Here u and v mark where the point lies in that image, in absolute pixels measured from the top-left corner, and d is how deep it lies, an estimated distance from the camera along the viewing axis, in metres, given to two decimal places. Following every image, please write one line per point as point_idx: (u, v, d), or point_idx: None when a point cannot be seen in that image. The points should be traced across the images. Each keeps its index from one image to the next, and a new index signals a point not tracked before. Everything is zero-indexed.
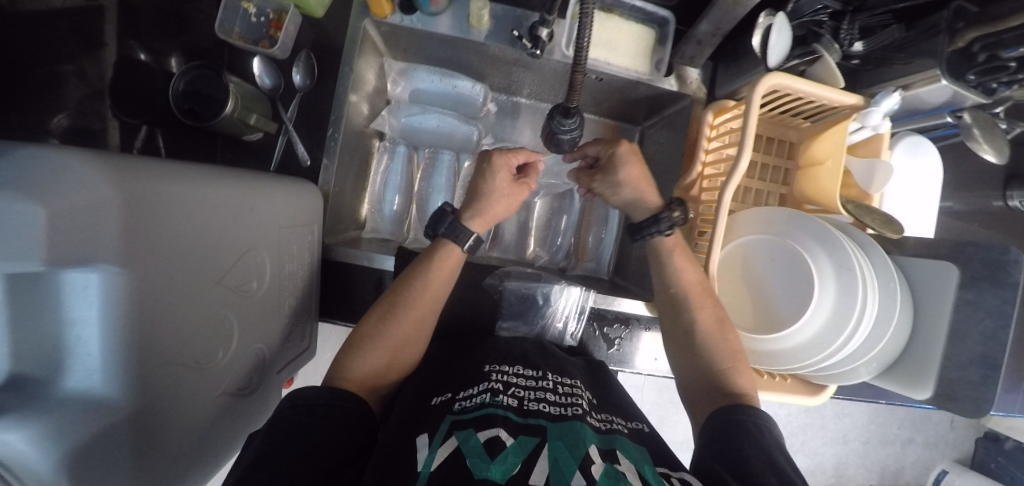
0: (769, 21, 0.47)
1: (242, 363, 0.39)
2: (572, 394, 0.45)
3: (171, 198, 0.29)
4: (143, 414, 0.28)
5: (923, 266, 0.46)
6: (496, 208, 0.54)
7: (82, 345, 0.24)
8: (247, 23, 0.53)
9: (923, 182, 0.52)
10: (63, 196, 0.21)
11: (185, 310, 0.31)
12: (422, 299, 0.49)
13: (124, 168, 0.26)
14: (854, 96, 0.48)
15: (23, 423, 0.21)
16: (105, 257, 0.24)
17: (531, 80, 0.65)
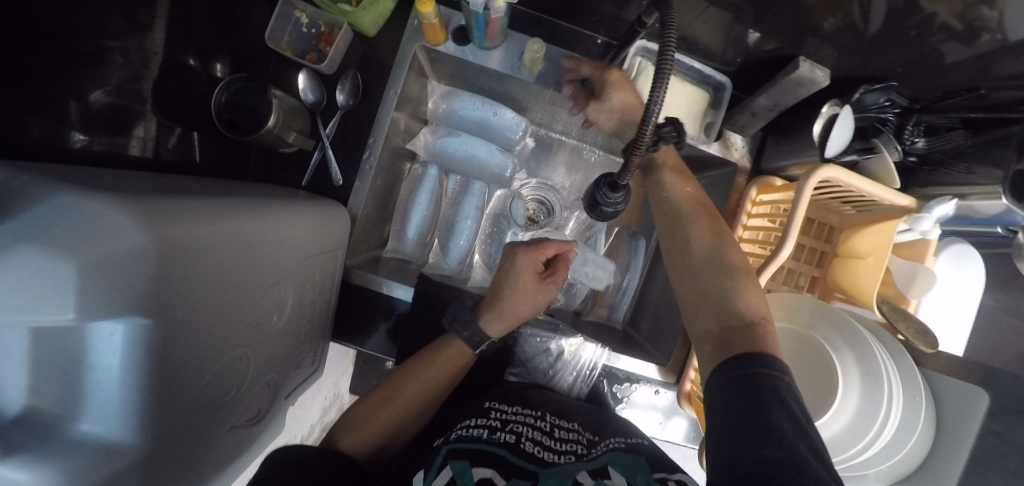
0: (834, 111, 0.46)
1: (255, 390, 0.40)
2: (569, 438, 0.45)
3: (203, 241, 0.29)
4: (154, 456, 0.27)
5: (947, 383, 0.45)
6: (516, 310, 0.53)
7: (100, 391, 0.24)
8: (298, 33, 0.53)
9: (963, 294, 0.51)
10: (93, 246, 0.21)
11: (205, 346, 0.31)
12: (426, 383, 0.50)
13: (156, 212, 0.26)
14: (910, 198, 0.46)
15: (35, 463, 0.21)
16: (132, 308, 0.24)
17: (575, 122, 0.63)
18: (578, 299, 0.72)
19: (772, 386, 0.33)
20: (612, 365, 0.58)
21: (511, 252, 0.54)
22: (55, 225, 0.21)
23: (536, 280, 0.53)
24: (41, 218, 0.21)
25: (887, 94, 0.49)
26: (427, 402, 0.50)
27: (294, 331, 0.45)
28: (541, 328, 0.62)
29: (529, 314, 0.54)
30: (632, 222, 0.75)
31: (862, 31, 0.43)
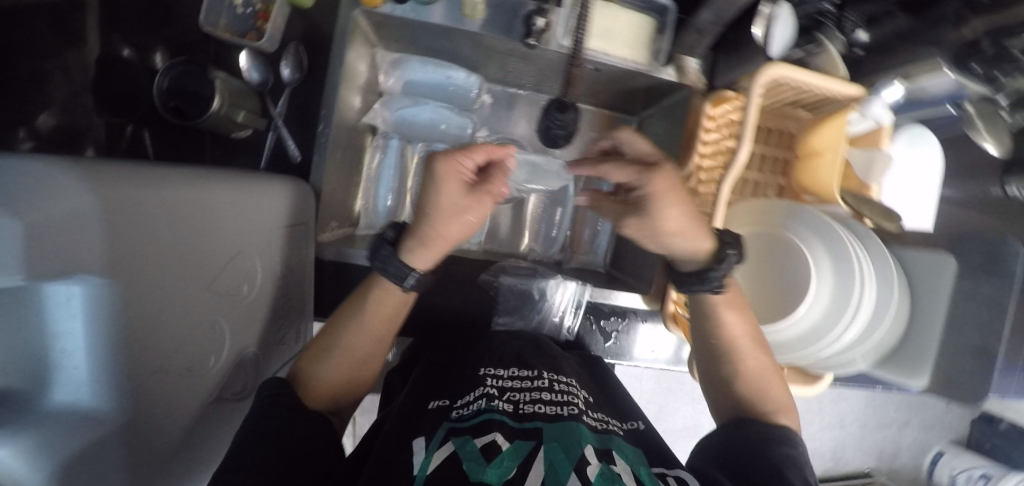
0: (771, 11, 0.45)
1: (233, 363, 0.39)
2: (567, 392, 0.46)
3: (157, 203, 0.28)
4: (134, 424, 0.27)
5: (919, 257, 0.46)
6: (445, 234, 0.41)
7: (68, 358, 0.22)
8: (233, 15, 0.52)
9: (920, 173, 0.55)
10: (36, 205, 0.19)
11: (174, 314, 0.30)
12: (371, 328, 0.46)
13: (102, 170, 0.25)
14: (857, 86, 0.47)
15: (14, 435, 0.19)
16: (91, 266, 0.22)
17: (527, 71, 0.64)
18: (557, 248, 0.73)
19: (767, 448, 0.41)
20: (597, 301, 0.61)
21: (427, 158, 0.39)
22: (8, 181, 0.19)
23: (461, 189, 0.39)
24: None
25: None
26: (376, 350, 0.47)
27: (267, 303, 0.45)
28: (522, 277, 0.65)
29: (461, 239, 0.43)
30: None
31: None
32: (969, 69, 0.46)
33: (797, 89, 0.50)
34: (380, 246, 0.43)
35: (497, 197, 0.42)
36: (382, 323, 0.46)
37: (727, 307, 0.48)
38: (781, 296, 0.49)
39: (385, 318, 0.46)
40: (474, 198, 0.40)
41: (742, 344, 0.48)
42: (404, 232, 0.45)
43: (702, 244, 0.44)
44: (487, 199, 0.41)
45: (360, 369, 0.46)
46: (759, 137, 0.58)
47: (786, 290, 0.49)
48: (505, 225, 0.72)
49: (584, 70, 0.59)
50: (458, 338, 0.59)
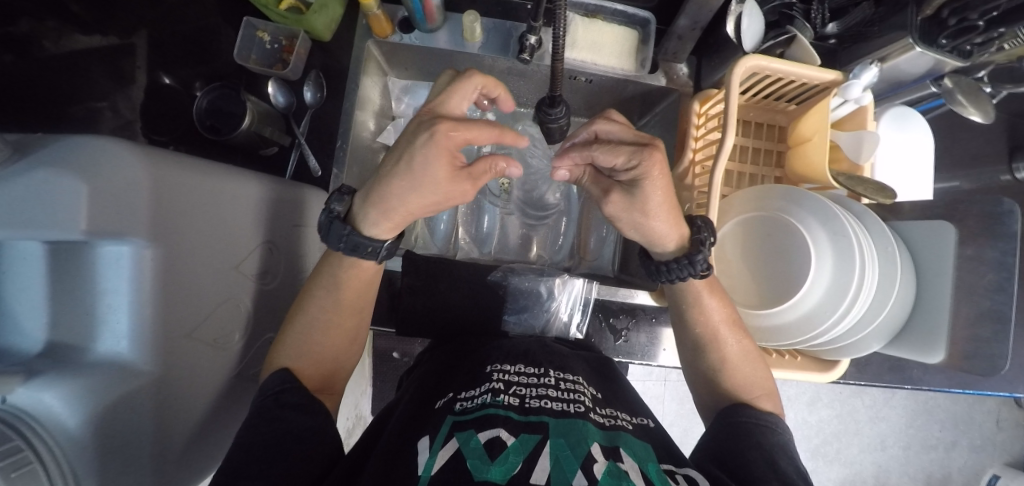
0: (739, 9, 0.51)
1: (254, 348, 0.46)
2: (574, 390, 0.45)
3: (194, 190, 0.36)
4: (165, 379, 0.33)
5: (920, 229, 0.49)
6: (410, 207, 0.41)
7: (113, 312, 0.30)
8: (262, 50, 0.61)
9: (915, 151, 0.57)
10: (104, 176, 0.27)
11: (201, 287, 0.37)
12: (339, 314, 0.47)
13: (158, 156, 0.32)
14: (833, 72, 0.50)
15: (53, 386, 0.27)
16: (136, 233, 0.30)
17: (526, 90, 0.69)
18: (562, 256, 0.74)
19: (760, 434, 0.42)
20: (604, 298, 0.61)
21: (428, 124, 0.38)
22: (70, 157, 0.26)
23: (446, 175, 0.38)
24: (60, 152, 0.27)
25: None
26: (348, 332, 0.49)
27: (286, 293, 0.51)
28: (530, 274, 0.67)
29: (424, 213, 0.42)
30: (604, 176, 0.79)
31: None
32: (937, 44, 0.51)
33: (777, 80, 0.53)
34: (331, 222, 0.44)
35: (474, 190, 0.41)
36: (353, 299, 0.48)
37: (707, 293, 0.50)
38: (781, 280, 0.50)
39: (351, 300, 0.48)
40: (455, 186, 0.39)
41: (724, 331, 0.50)
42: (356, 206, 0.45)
43: (684, 230, 0.47)
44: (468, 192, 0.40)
45: (334, 357, 0.48)
46: (748, 131, 0.62)
47: (791, 269, 0.49)
48: (513, 234, 0.73)
49: (577, 83, 0.64)
50: (472, 340, 0.59)
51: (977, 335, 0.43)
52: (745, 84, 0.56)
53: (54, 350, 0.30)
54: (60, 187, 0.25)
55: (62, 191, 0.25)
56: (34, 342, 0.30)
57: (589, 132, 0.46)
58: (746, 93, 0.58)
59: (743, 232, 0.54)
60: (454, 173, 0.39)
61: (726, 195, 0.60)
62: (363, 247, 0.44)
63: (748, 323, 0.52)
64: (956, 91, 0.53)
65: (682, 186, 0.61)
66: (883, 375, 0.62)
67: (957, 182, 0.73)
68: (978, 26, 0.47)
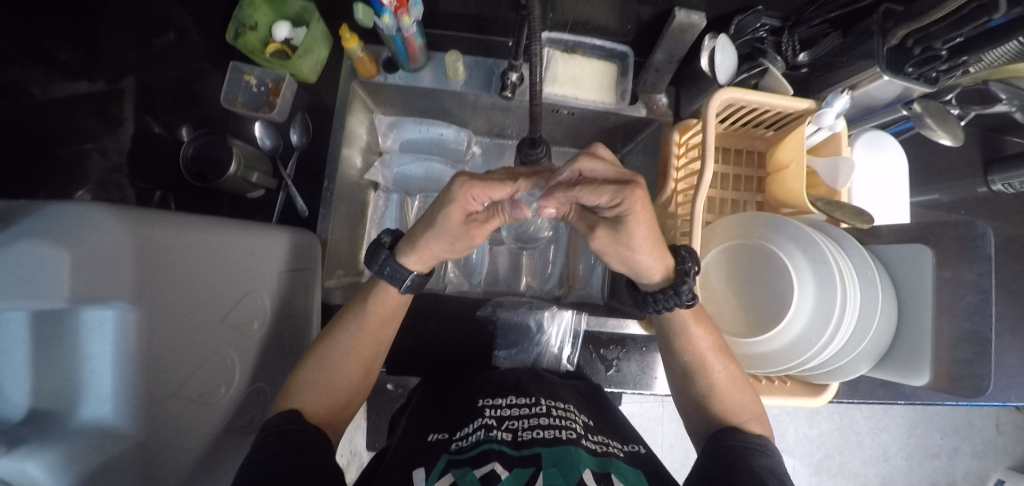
0: (712, 44, 0.53)
1: (239, 399, 0.46)
2: (566, 416, 0.45)
3: (174, 246, 0.37)
4: (146, 443, 0.33)
5: (899, 252, 0.50)
6: (429, 245, 0.46)
7: (96, 376, 0.31)
8: (248, 93, 0.64)
9: (887, 175, 0.59)
10: (88, 243, 0.28)
11: (182, 343, 0.38)
12: (357, 351, 0.50)
13: (140, 217, 0.33)
14: (807, 100, 0.52)
15: (35, 454, 0.26)
16: (120, 297, 0.31)
17: (510, 123, 0.69)
18: (552, 284, 0.74)
19: (748, 457, 0.42)
20: (594, 329, 0.61)
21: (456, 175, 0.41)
22: (50, 226, 0.27)
23: (459, 223, 0.42)
24: (38, 221, 0.27)
25: (761, 19, 0.56)
26: (360, 368, 0.50)
27: (274, 336, 0.52)
28: (520, 308, 0.67)
29: (450, 252, 0.47)
30: None
31: None
32: (904, 72, 0.53)
33: (753, 110, 0.55)
34: (377, 250, 0.49)
35: (486, 235, 0.44)
36: (379, 326, 0.51)
37: (693, 321, 0.50)
38: (767, 307, 0.51)
39: (367, 339, 0.50)
40: (467, 232, 0.43)
41: (710, 358, 0.50)
42: (399, 237, 0.51)
43: (668, 261, 0.47)
44: (475, 237, 0.44)
45: (347, 387, 0.49)
46: (728, 158, 0.63)
47: (777, 296, 0.50)
48: (503, 265, 0.74)
49: (560, 116, 0.66)
50: (464, 375, 0.59)
51: (959, 357, 0.44)
52: (723, 115, 0.57)
53: (42, 419, 0.28)
54: (42, 257, 0.26)
55: (44, 261, 0.26)
56: (18, 409, 0.27)
57: (570, 172, 0.42)
58: (723, 123, 0.59)
59: (728, 259, 0.55)
60: (466, 221, 0.42)
61: (710, 221, 0.61)
62: (398, 275, 0.48)
63: (737, 351, 0.53)
64: (926, 115, 0.54)
65: (666, 214, 0.60)
66: (876, 392, 0.63)
67: (937, 196, 0.74)
68: (941, 56, 0.50)
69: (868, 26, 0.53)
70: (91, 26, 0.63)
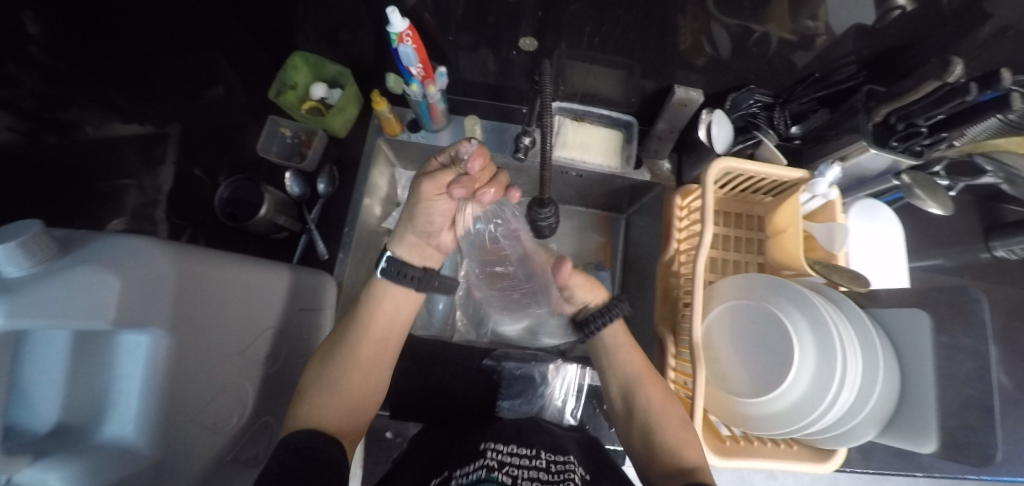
0: (709, 118, 0.59)
1: (247, 433, 0.48)
2: (565, 470, 0.44)
3: (211, 280, 0.40)
4: (160, 467, 0.34)
5: (894, 315, 0.52)
6: (427, 221, 0.48)
7: (123, 398, 0.32)
8: (282, 144, 0.71)
9: (881, 240, 0.63)
10: (135, 271, 0.31)
11: (204, 374, 0.39)
12: (371, 364, 0.52)
13: (186, 252, 0.37)
14: (800, 171, 0.56)
15: (58, 466, 0.28)
16: (157, 324, 0.33)
17: (524, 182, 0.74)
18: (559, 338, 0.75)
19: None
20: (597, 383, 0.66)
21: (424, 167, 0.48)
22: (109, 257, 0.30)
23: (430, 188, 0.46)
24: (97, 251, 0.30)
25: (754, 96, 0.62)
26: (366, 393, 0.51)
27: (282, 374, 0.54)
28: (522, 360, 0.68)
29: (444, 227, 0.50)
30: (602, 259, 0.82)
31: (721, 63, 0.57)
32: (892, 145, 0.57)
33: (750, 178, 0.59)
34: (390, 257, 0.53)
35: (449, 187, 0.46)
36: (382, 342, 0.53)
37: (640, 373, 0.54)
38: (763, 364, 0.51)
39: (375, 348, 0.52)
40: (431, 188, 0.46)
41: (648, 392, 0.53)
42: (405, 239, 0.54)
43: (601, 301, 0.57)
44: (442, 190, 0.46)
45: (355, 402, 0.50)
46: (729, 220, 0.67)
47: (774, 351, 0.50)
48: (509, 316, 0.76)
49: (569, 176, 0.71)
50: (468, 425, 0.59)
51: (965, 422, 0.44)
52: (721, 181, 0.61)
53: (67, 434, 0.31)
54: (96, 283, 0.28)
55: (99, 288, 0.28)
56: (46, 421, 0.30)
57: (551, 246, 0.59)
58: (723, 188, 0.63)
59: (732, 316, 0.55)
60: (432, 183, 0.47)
61: (713, 281, 0.63)
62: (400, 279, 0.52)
63: (737, 411, 0.51)
64: (915, 186, 0.58)
65: (669, 272, 0.63)
66: (891, 461, 0.62)
67: (940, 260, 0.76)
68: (923, 131, 0.53)
69: (852, 104, 0.58)
70: (147, 74, 0.66)
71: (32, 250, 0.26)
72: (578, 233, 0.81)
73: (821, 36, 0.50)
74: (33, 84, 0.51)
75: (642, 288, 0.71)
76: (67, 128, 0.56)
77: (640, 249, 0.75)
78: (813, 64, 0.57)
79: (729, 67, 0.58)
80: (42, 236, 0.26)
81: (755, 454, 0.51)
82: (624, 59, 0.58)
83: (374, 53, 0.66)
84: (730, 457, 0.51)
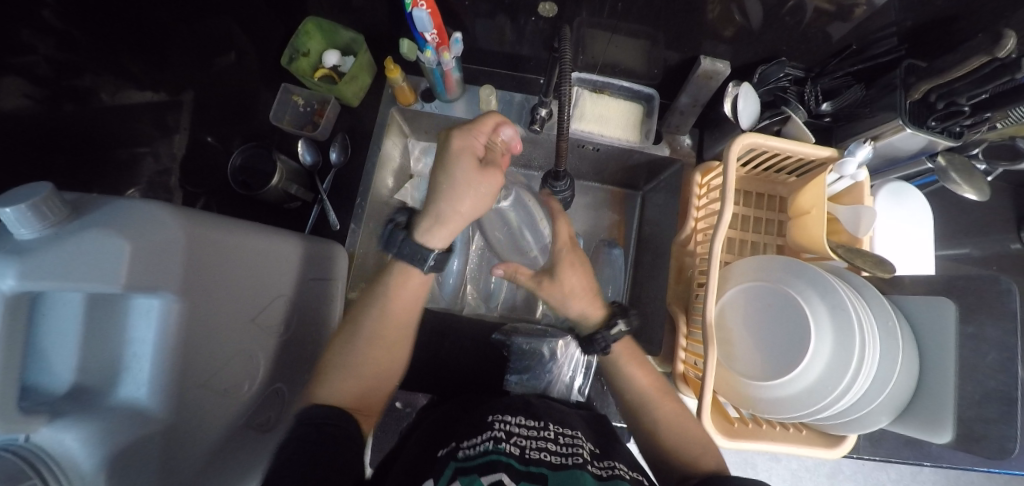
0: (735, 91, 0.56)
1: (262, 397, 0.49)
2: (573, 444, 0.45)
3: (222, 246, 0.40)
4: (172, 427, 0.35)
5: (915, 301, 0.50)
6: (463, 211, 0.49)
7: (136, 360, 0.33)
8: (297, 111, 0.70)
9: (909, 225, 0.61)
10: (145, 236, 0.31)
11: (216, 340, 0.40)
12: (387, 332, 0.52)
13: (195, 218, 0.37)
14: (828, 149, 0.53)
15: (73, 427, 0.29)
16: (168, 288, 0.33)
17: (539, 156, 0.73)
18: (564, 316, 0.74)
19: None
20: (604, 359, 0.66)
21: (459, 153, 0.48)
22: (119, 220, 0.30)
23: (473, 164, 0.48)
24: (107, 214, 0.30)
25: (784, 69, 0.58)
26: (386, 363, 0.52)
27: (297, 341, 0.55)
28: (532, 336, 0.69)
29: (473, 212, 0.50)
30: (617, 238, 0.80)
31: (752, 33, 0.54)
32: (927, 125, 0.53)
33: (774, 155, 0.57)
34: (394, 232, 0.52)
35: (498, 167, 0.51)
36: (399, 310, 0.53)
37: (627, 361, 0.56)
38: (777, 348, 0.50)
39: (387, 321, 0.52)
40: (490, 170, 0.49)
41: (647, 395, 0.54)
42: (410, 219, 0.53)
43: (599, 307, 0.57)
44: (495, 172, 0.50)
45: (376, 373, 0.51)
46: (750, 201, 0.65)
47: (789, 335, 0.49)
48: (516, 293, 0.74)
49: (585, 151, 0.69)
50: (477, 398, 0.59)
51: (985, 415, 0.43)
52: (744, 158, 0.59)
53: (81, 394, 0.31)
54: (107, 247, 0.28)
55: (109, 251, 0.28)
56: (61, 382, 0.31)
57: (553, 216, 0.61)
58: (746, 166, 0.61)
59: (746, 298, 0.54)
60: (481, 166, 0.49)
61: (729, 262, 0.61)
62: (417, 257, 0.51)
63: (747, 394, 0.51)
64: (950, 169, 0.55)
65: (684, 252, 0.62)
66: (901, 450, 0.61)
67: (968, 249, 0.73)
68: (964, 111, 0.50)
69: (890, 80, 0.53)
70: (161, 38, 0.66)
71: (42, 212, 0.26)
72: (592, 210, 0.80)
73: (861, 7, 0.47)
74: (47, 51, 0.51)
75: (655, 268, 0.70)
76: (84, 96, 0.57)
77: (654, 228, 0.74)
78: (849, 36, 0.54)
79: (759, 38, 0.55)
80: (53, 199, 0.27)
81: (763, 437, 0.51)
82: (648, 28, 0.55)
83: (387, 18, 0.64)
84: (738, 439, 0.50)
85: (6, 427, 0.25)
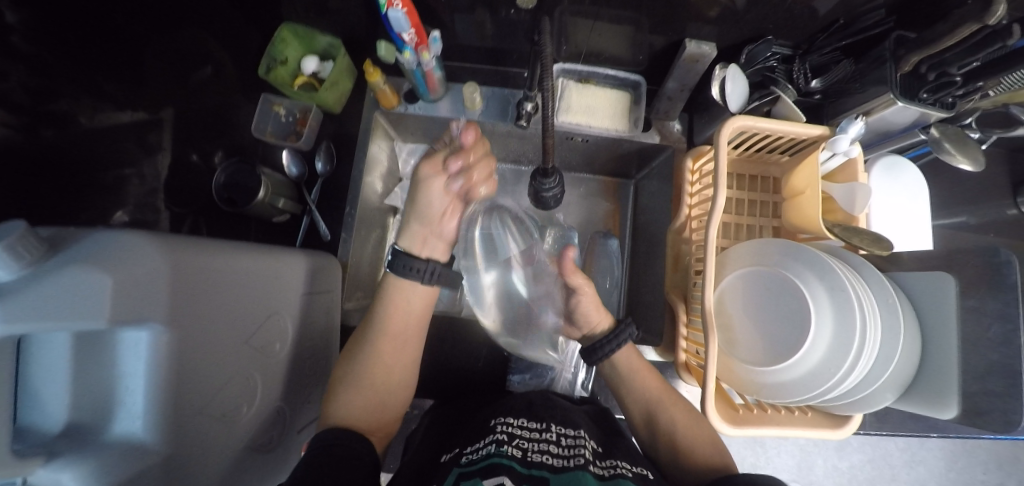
0: (722, 73, 0.55)
1: (263, 417, 0.48)
2: (575, 444, 0.44)
3: (207, 270, 0.39)
4: (172, 459, 0.34)
5: (916, 278, 0.50)
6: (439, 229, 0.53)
7: (129, 394, 0.32)
8: (277, 122, 0.69)
9: (904, 198, 0.60)
10: (126, 267, 0.30)
11: (209, 366, 0.39)
12: (386, 345, 0.51)
13: (176, 244, 0.36)
14: (818, 127, 0.53)
15: (70, 466, 0.28)
16: (156, 318, 0.32)
17: (528, 150, 0.72)
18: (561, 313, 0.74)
19: None
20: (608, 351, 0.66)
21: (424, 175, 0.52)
22: (99, 254, 0.29)
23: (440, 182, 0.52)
24: (83, 250, 0.29)
25: (772, 48, 0.57)
26: (390, 378, 0.51)
27: (295, 355, 0.55)
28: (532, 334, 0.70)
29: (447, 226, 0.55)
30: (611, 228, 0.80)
31: (736, 13, 0.53)
32: (920, 97, 0.52)
33: (766, 136, 0.56)
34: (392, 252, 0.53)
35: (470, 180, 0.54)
36: (401, 320, 0.53)
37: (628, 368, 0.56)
38: (778, 333, 0.49)
39: (390, 333, 0.52)
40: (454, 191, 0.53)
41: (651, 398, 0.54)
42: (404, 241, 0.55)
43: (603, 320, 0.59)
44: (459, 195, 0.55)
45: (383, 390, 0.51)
46: (743, 184, 0.64)
47: (789, 319, 0.49)
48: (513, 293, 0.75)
49: (575, 143, 0.68)
50: (481, 401, 0.59)
51: (988, 388, 0.42)
52: (735, 141, 0.58)
53: (78, 434, 0.31)
54: (88, 282, 0.28)
55: (91, 286, 0.28)
56: (54, 422, 0.30)
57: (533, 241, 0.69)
58: (737, 148, 0.60)
59: (744, 284, 0.54)
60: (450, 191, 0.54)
61: (726, 247, 0.61)
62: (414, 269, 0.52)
63: (750, 380, 0.50)
64: (943, 140, 0.54)
65: (680, 240, 0.61)
66: (906, 423, 0.62)
67: (965, 218, 0.72)
68: (957, 81, 0.49)
69: (880, 52, 0.52)
70: (134, 53, 0.64)
71: (17, 251, 0.25)
72: (585, 202, 0.80)
73: None
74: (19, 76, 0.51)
75: (651, 257, 0.70)
76: (62, 119, 0.56)
77: (648, 216, 0.73)
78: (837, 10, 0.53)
79: (744, 17, 0.54)
80: (29, 237, 0.26)
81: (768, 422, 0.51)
82: (629, 14, 0.54)
83: (363, 20, 0.62)
84: (743, 426, 0.50)
85: (4, 472, 0.25)
